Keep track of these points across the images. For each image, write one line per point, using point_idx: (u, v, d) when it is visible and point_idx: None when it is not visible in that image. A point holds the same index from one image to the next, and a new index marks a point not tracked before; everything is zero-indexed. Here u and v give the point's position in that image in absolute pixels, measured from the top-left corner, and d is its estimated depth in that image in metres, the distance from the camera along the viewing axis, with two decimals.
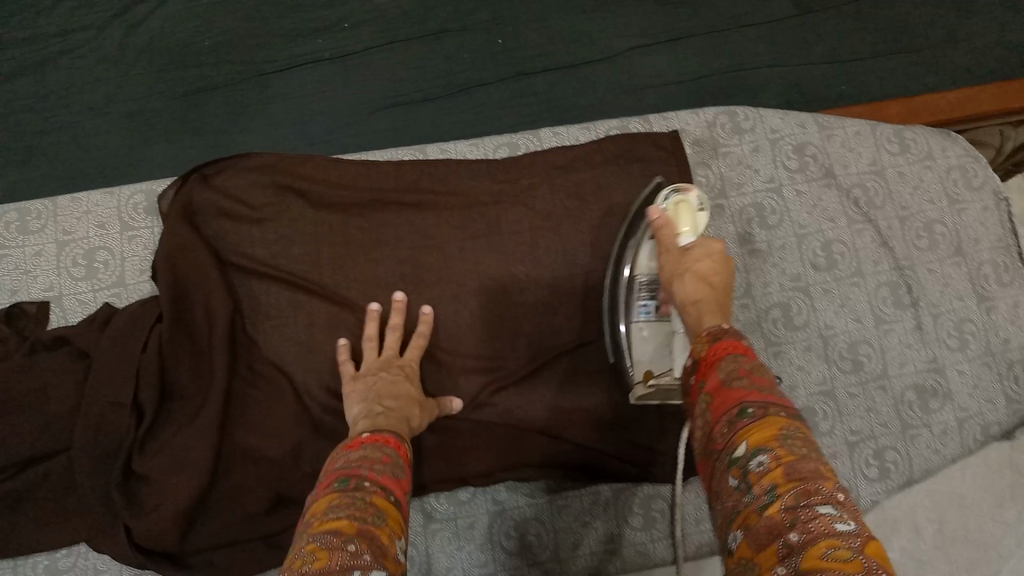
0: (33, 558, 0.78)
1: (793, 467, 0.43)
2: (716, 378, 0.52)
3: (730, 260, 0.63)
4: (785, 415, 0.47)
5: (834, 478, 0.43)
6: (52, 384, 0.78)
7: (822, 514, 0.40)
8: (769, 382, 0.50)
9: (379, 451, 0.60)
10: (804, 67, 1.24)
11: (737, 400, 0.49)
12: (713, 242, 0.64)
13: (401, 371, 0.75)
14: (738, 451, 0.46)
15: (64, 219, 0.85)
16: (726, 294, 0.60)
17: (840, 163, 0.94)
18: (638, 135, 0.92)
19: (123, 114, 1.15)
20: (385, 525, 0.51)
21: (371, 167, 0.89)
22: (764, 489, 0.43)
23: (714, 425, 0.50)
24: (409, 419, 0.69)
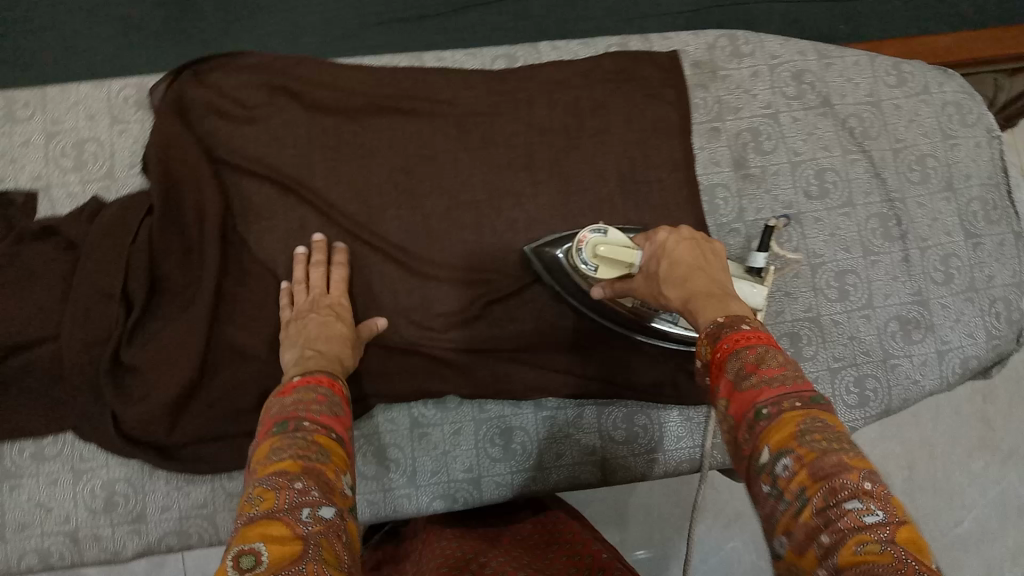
0: (18, 444, 0.78)
1: (816, 465, 0.43)
2: (726, 382, 0.52)
3: (684, 237, 0.66)
4: (797, 409, 0.47)
5: (859, 465, 0.44)
6: (41, 271, 0.78)
7: (851, 512, 0.41)
8: (780, 372, 0.50)
9: (313, 393, 0.60)
10: (804, 3, 1.24)
11: (749, 402, 0.49)
12: (667, 234, 0.67)
13: (331, 310, 0.74)
14: (764, 457, 0.46)
15: (53, 109, 0.83)
16: (698, 279, 0.61)
17: (838, 92, 0.94)
18: (638, 55, 0.91)
19: (115, 17, 1.13)
20: (330, 461, 0.53)
21: (366, 72, 0.88)
22: (794, 493, 0.44)
23: (736, 429, 0.50)
24: (341, 360, 0.69)
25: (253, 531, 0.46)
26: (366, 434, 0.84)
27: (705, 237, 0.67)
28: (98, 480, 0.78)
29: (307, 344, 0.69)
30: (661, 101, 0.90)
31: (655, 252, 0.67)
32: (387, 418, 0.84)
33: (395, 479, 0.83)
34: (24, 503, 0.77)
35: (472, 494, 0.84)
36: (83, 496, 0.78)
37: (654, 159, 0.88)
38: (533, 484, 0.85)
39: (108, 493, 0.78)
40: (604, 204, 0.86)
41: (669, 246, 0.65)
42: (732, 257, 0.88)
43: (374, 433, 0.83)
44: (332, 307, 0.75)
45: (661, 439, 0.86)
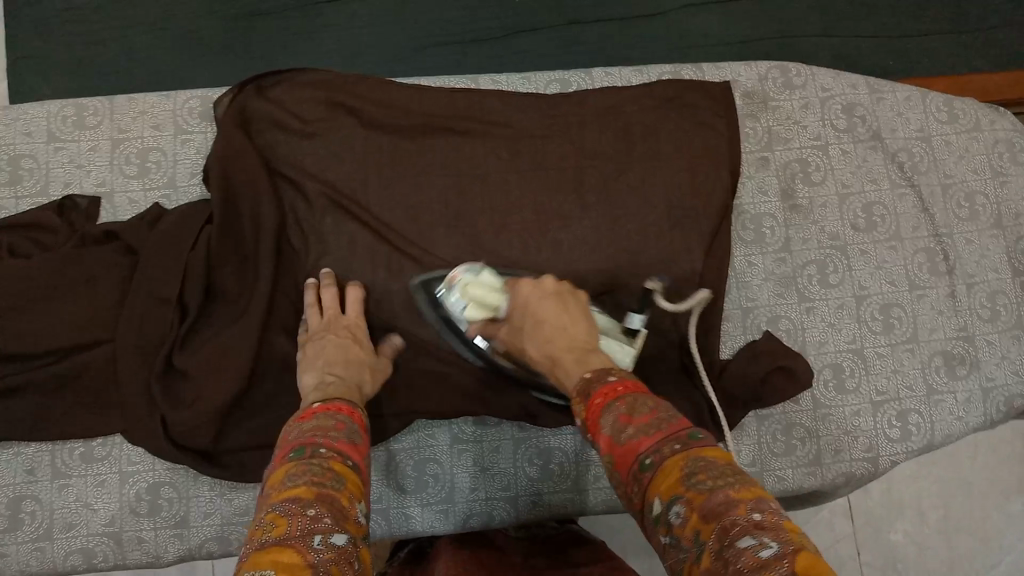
0: (69, 444, 0.80)
1: (704, 507, 0.46)
2: (605, 438, 0.55)
3: (536, 295, 0.71)
4: (678, 453, 0.51)
5: (744, 499, 0.46)
6: (100, 275, 0.80)
7: (742, 546, 0.43)
8: (653, 419, 0.54)
9: (333, 419, 0.63)
10: (853, 39, 1.24)
11: (634, 454, 0.52)
12: (523, 295, 0.72)
13: (347, 333, 0.77)
14: (657, 507, 0.49)
15: (120, 117, 0.86)
16: (559, 337, 0.67)
17: (888, 127, 0.94)
18: (689, 84, 0.92)
19: (179, 32, 1.17)
20: (343, 489, 0.55)
21: (423, 92, 0.90)
22: (691, 539, 0.46)
23: (627, 485, 0.53)
24: (359, 385, 0.72)
25: (262, 556, 0.47)
26: (408, 448, 0.84)
27: (563, 285, 0.73)
28: (144, 482, 0.79)
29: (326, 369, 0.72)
30: (711, 129, 0.91)
31: (521, 307, 0.72)
32: (428, 432, 0.85)
33: (433, 494, 0.84)
34: (72, 501, 0.79)
35: (509, 512, 0.84)
36: (128, 497, 0.79)
37: (703, 187, 0.88)
38: (570, 506, 0.85)
39: (152, 497, 0.79)
40: (651, 229, 0.86)
41: (530, 301, 0.71)
42: (777, 286, 0.89)
43: (414, 447, 0.84)
44: (349, 330, 0.77)
45: None
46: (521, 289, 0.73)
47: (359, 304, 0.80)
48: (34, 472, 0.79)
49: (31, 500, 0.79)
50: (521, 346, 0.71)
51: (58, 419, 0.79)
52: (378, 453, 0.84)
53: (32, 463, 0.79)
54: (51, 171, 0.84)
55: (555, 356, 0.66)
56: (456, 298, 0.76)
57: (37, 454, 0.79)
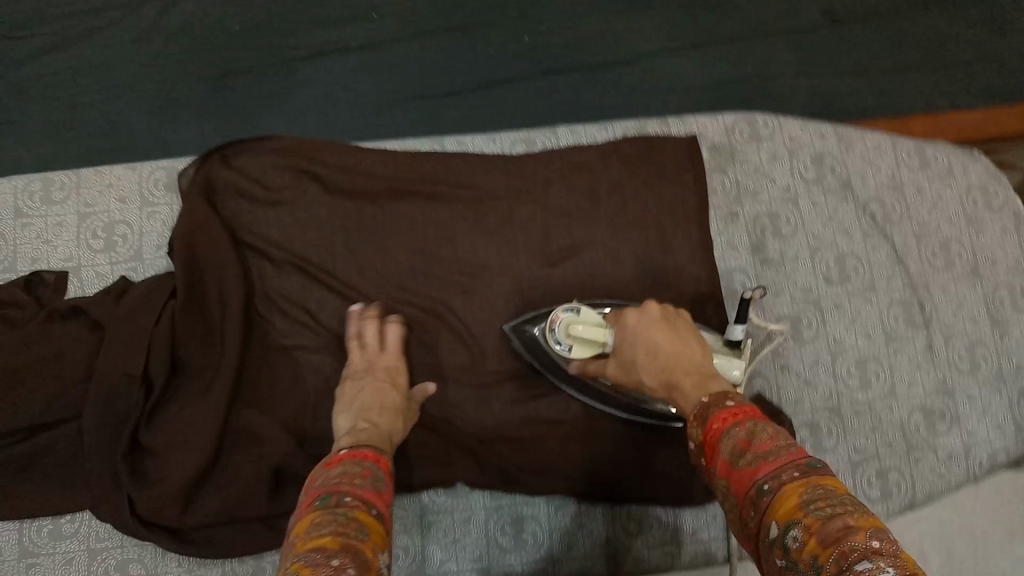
0: (37, 521, 0.79)
1: (823, 531, 0.42)
2: (724, 461, 0.51)
3: (643, 325, 0.68)
4: (798, 478, 0.47)
5: (867, 526, 0.42)
6: (66, 352, 0.79)
7: (861, 571, 0.39)
8: (773, 444, 0.50)
9: (358, 466, 0.61)
10: (829, 79, 1.24)
11: (750, 477, 0.49)
12: (624, 322, 0.71)
13: (383, 379, 0.76)
14: (772, 531, 0.45)
15: (87, 192, 0.86)
16: (676, 366, 0.63)
17: (859, 176, 0.94)
18: (655, 140, 0.92)
19: (155, 95, 1.18)
20: (368, 538, 0.53)
21: (388, 156, 0.89)
22: (807, 562, 0.42)
23: (741, 508, 0.49)
24: (392, 435, 0.70)
25: None
26: None
27: (671, 310, 0.70)
28: (112, 560, 0.79)
29: (362, 412, 0.71)
30: (677, 185, 0.91)
31: (628, 340, 0.69)
32: (398, 505, 0.84)
33: (403, 568, 0.82)
34: None
35: None
36: (96, 574, 0.78)
37: (673, 243, 0.88)
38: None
39: (120, 574, 0.79)
40: (619, 289, 0.87)
41: (638, 333, 0.68)
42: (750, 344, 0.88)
43: None
44: (385, 375, 0.77)
45: (676, 529, 0.85)
46: (640, 314, 0.70)
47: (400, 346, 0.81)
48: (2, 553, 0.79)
49: None
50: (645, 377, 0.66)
51: (24, 498, 0.78)
52: None
53: (0, 543, 0.79)
54: (19, 247, 0.84)
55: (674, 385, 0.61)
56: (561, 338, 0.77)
57: (6, 532, 0.79)
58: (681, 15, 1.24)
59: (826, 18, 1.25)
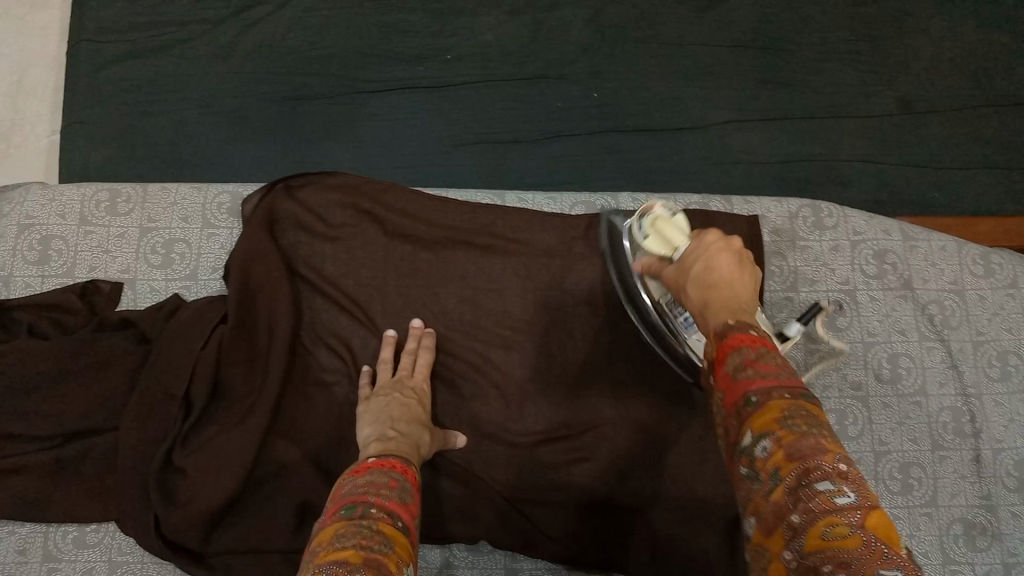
0: (63, 527, 0.79)
1: (793, 448, 0.45)
2: (722, 371, 0.52)
3: (723, 248, 0.63)
4: (786, 397, 0.48)
5: (835, 449, 0.45)
6: (113, 362, 0.81)
7: (821, 491, 0.43)
8: (773, 364, 0.51)
9: (386, 476, 0.62)
10: (897, 168, 1.22)
11: (742, 388, 0.50)
12: (708, 238, 0.65)
13: (412, 394, 0.78)
14: (746, 440, 0.48)
15: (151, 207, 0.88)
16: (723, 290, 0.59)
17: (920, 277, 0.92)
18: (717, 214, 0.91)
19: (225, 110, 1.20)
20: (392, 552, 0.51)
21: (449, 204, 0.90)
22: (769, 473, 0.46)
23: (725, 415, 0.51)
24: (418, 446, 0.72)
25: None
26: None
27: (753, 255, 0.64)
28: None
29: (389, 424, 0.72)
30: None
31: (694, 257, 0.65)
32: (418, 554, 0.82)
33: None
34: None
35: None
36: None
37: None
38: None
39: None
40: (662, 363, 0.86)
41: (712, 253, 0.63)
42: None
43: None
44: (413, 392, 0.78)
45: None
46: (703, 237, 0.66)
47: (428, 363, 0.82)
48: (24, 554, 0.78)
49: None
50: (681, 290, 0.65)
51: (53, 503, 0.78)
52: None
53: (24, 544, 0.79)
54: (79, 254, 0.86)
55: (703, 300, 0.60)
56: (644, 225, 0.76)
57: (30, 535, 0.79)
58: (753, 88, 1.24)
59: (898, 107, 1.24)
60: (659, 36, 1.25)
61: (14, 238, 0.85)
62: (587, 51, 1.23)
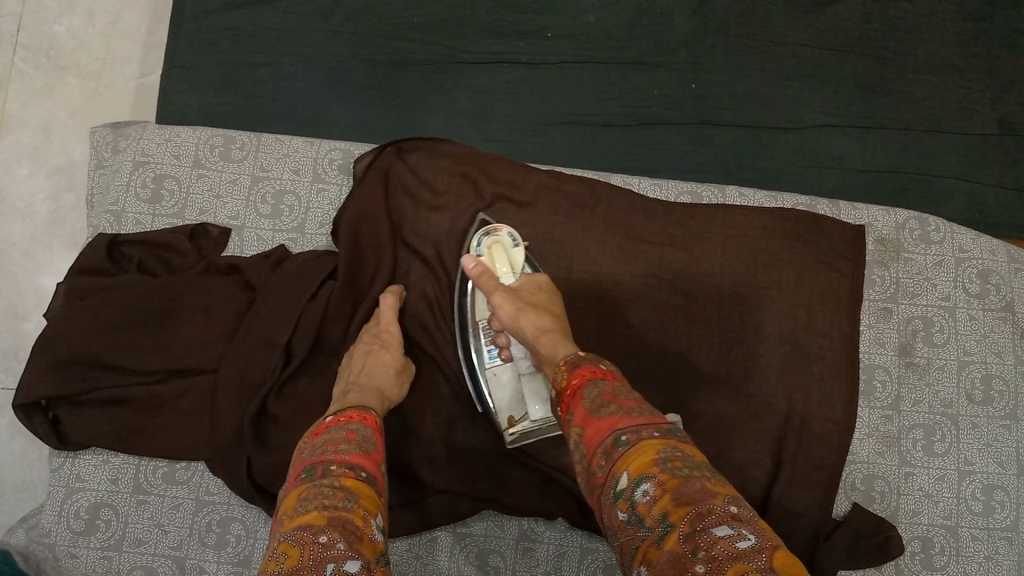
0: (154, 462, 0.81)
1: (679, 490, 0.49)
2: (585, 410, 0.59)
3: (552, 289, 0.78)
4: (655, 438, 0.54)
5: (718, 491, 0.49)
6: (215, 306, 0.81)
7: (717, 536, 0.46)
8: (634, 404, 0.58)
9: (343, 431, 0.62)
10: (991, 188, 1.21)
11: (610, 430, 0.56)
12: (538, 279, 0.79)
13: (376, 340, 0.77)
14: (623, 483, 0.52)
15: (264, 157, 0.89)
16: (555, 323, 0.72)
17: (1022, 301, 0.91)
18: (824, 218, 0.91)
19: (325, 68, 1.21)
20: (358, 506, 0.53)
21: (556, 182, 0.90)
22: (658, 519, 0.49)
23: (596, 457, 0.56)
24: (381, 389, 0.72)
25: None
26: (477, 532, 0.82)
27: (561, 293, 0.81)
28: (217, 515, 0.80)
29: (350, 379, 0.72)
30: (834, 269, 0.89)
31: (530, 290, 0.77)
32: (495, 523, 0.83)
33: None
34: (145, 519, 0.79)
35: None
36: (199, 526, 0.79)
37: (819, 327, 0.87)
38: None
39: (221, 530, 0.79)
40: (755, 360, 0.86)
41: (544, 293, 0.77)
42: (878, 445, 0.86)
43: (477, 535, 0.82)
44: (379, 336, 0.77)
45: None
46: (532, 278, 0.79)
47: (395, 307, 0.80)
48: (117, 483, 0.80)
49: (108, 509, 0.80)
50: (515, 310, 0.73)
51: (148, 438, 0.80)
52: (443, 533, 0.82)
53: (116, 474, 0.81)
54: (190, 196, 0.87)
55: (543, 324, 0.71)
56: (483, 242, 0.83)
57: (123, 465, 0.81)
58: (853, 94, 1.22)
59: (999, 127, 1.22)
60: (763, 32, 1.23)
61: (128, 173, 0.88)
62: (689, 42, 1.23)
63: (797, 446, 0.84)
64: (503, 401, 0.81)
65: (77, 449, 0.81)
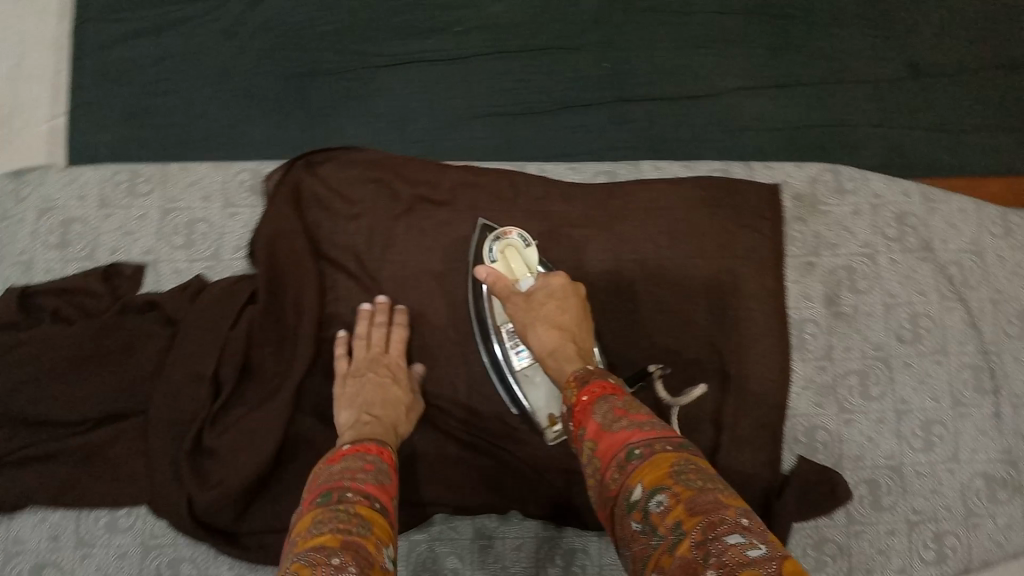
0: (94, 512, 0.79)
1: (692, 502, 0.47)
2: (597, 426, 0.59)
3: (570, 295, 0.75)
4: (669, 453, 0.53)
5: (732, 505, 0.48)
6: (139, 345, 0.80)
7: (728, 543, 0.44)
8: (647, 421, 0.58)
9: (360, 460, 0.64)
10: (907, 132, 1.23)
11: (624, 445, 0.56)
12: (555, 286, 0.76)
13: (387, 372, 0.78)
14: (637, 494, 0.51)
15: (172, 187, 0.88)
16: (572, 343, 0.72)
17: (939, 239, 0.94)
18: (738, 184, 0.92)
19: (234, 88, 1.19)
20: (371, 533, 0.53)
21: (473, 176, 0.90)
22: (670, 527, 0.47)
23: (608, 471, 0.55)
24: (395, 426, 0.74)
25: None
26: (429, 538, 0.83)
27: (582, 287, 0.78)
28: (165, 557, 0.79)
29: (364, 409, 0.74)
30: (753, 229, 0.90)
31: (546, 302, 0.75)
32: (449, 525, 0.83)
33: None
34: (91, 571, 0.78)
35: None
36: (148, 571, 0.78)
37: (746, 290, 0.88)
38: None
39: (171, 572, 0.78)
40: (688, 330, 0.87)
41: (561, 302, 0.75)
42: (815, 396, 0.87)
43: (433, 539, 0.83)
44: (388, 367, 0.78)
45: None
46: (548, 284, 0.76)
47: (402, 341, 0.81)
48: (58, 539, 0.79)
49: (52, 568, 0.78)
50: (531, 332, 0.74)
51: (83, 489, 0.78)
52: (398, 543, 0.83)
53: (56, 530, 0.79)
54: (101, 237, 0.86)
55: (558, 348, 0.71)
56: (496, 248, 0.82)
57: (62, 521, 0.79)
58: (764, 55, 1.23)
59: (910, 71, 1.24)
60: (669, 4, 1.24)
61: (33, 221, 0.86)
62: (598, 21, 1.23)
63: (736, 409, 0.85)
64: (539, 401, 0.79)
65: (12, 511, 0.79)
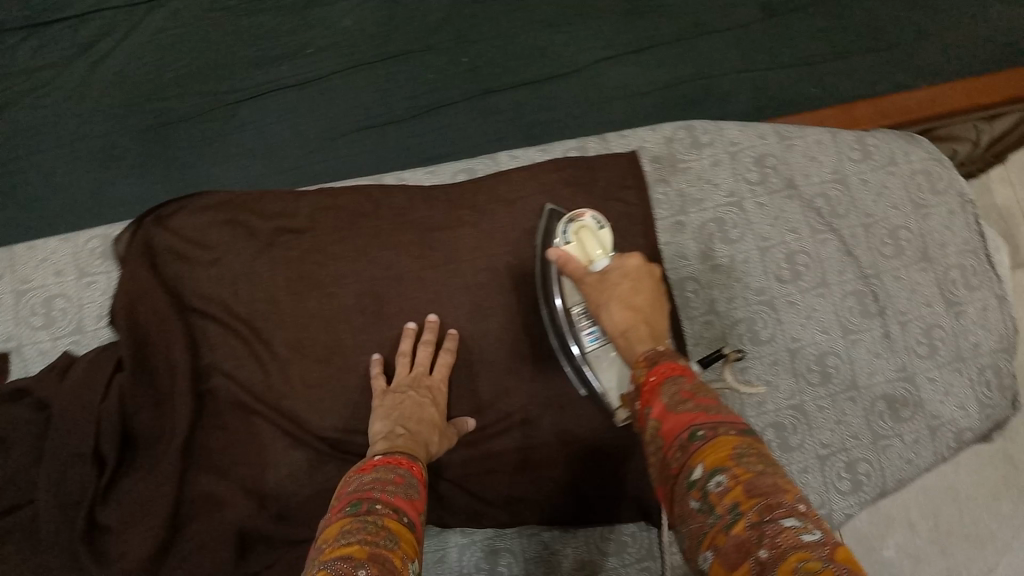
0: None
1: (753, 484, 0.44)
2: (660, 403, 0.54)
3: (648, 275, 0.69)
4: (732, 437, 0.49)
5: (794, 492, 0.44)
6: (13, 436, 0.78)
7: (786, 528, 0.40)
8: (714, 402, 0.53)
9: (391, 473, 0.60)
10: (769, 74, 1.24)
11: (686, 424, 0.51)
12: (633, 265, 0.69)
13: (428, 394, 0.77)
14: (697, 474, 0.47)
15: (21, 268, 0.87)
16: (648, 321, 0.65)
17: (802, 174, 0.96)
18: (595, 165, 0.92)
19: (92, 151, 1.15)
20: (398, 546, 0.49)
21: (332, 198, 0.89)
22: (728, 508, 0.43)
23: (668, 450, 0.51)
24: (427, 444, 0.71)
25: None
26: None
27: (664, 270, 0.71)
28: None
29: (399, 421, 0.71)
30: (618, 199, 0.90)
31: (621, 278, 0.68)
32: None
33: None
34: None
35: None
36: None
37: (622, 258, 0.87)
38: None
39: None
40: None
41: (635, 279, 0.68)
42: (707, 351, 0.87)
43: None
44: (431, 390, 0.78)
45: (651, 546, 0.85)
46: (626, 262, 0.69)
47: (446, 366, 0.80)
48: None
49: None
50: (601, 307, 0.68)
51: None
52: None
53: None
54: None
55: (629, 323, 0.64)
56: (569, 230, 0.78)
57: None
58: (619, 22, 1.24)
59: (763, 12, 1.25)
60: None
61: None
62: (450, 17, 1.22)
63: None
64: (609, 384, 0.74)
65: None
